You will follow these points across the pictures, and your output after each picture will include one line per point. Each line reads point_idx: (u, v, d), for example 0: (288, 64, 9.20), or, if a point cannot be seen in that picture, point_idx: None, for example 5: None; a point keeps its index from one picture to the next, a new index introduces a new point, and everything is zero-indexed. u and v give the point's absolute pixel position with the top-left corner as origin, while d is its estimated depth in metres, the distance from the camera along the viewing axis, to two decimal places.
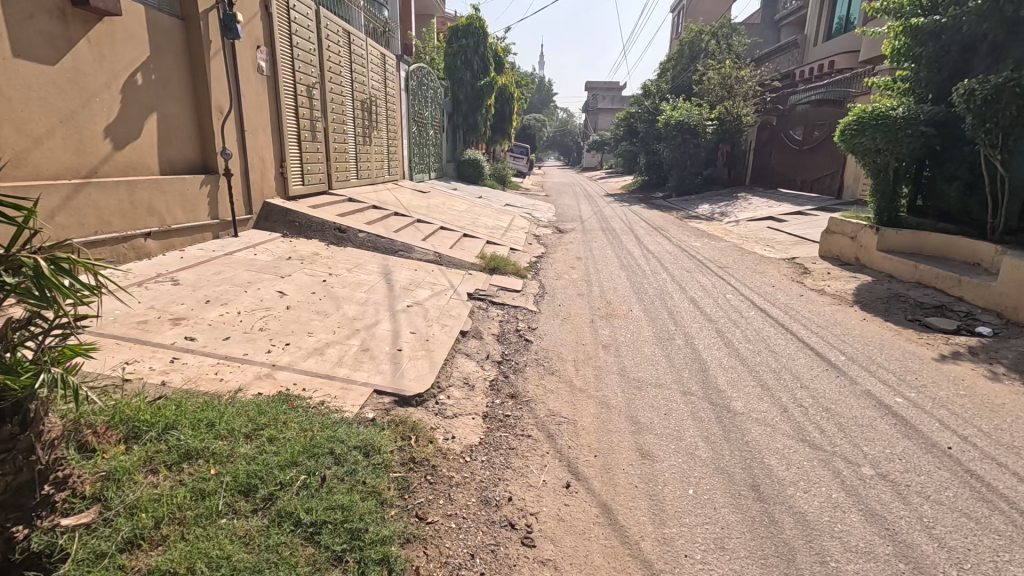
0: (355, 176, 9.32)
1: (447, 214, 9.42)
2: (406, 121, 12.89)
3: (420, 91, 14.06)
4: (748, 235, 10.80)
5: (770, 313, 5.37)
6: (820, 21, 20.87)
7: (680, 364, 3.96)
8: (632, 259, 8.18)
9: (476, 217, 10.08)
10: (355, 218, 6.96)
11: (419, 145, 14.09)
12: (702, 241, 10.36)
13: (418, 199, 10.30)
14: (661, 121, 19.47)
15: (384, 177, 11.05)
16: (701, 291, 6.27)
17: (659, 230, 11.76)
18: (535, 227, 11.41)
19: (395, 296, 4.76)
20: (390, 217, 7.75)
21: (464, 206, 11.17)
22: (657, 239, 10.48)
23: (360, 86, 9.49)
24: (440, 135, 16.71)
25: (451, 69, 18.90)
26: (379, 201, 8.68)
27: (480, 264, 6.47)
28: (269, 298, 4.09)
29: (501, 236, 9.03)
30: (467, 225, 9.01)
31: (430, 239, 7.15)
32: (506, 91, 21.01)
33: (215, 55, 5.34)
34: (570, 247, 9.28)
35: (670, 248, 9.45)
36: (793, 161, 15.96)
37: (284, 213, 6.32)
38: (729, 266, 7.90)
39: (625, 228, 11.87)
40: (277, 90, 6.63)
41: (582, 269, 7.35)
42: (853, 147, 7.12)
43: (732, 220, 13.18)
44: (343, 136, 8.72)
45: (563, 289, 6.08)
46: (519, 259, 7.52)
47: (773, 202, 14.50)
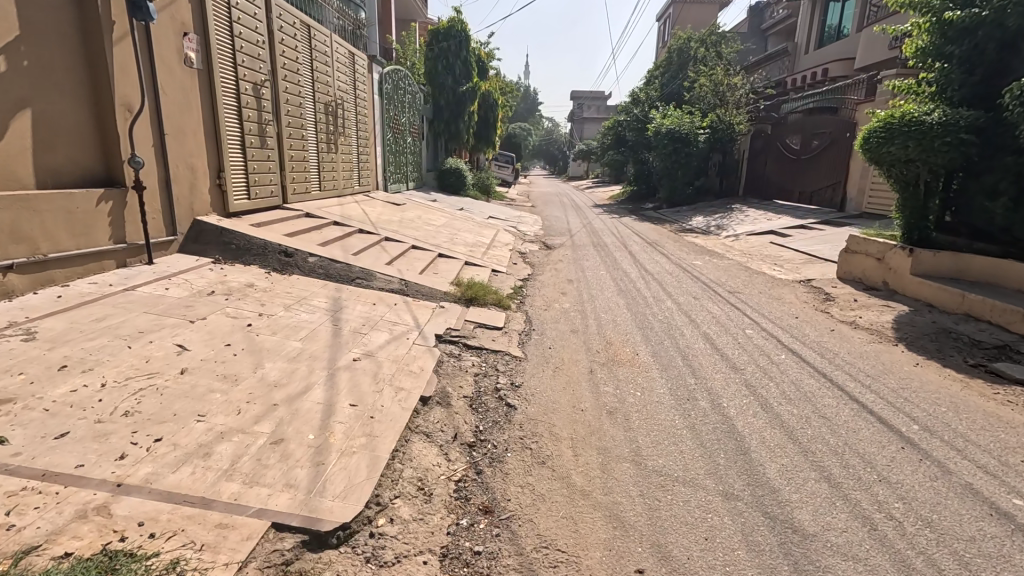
0: (317, 187, 8.29)
1: (421, 229, 8.39)
2: (380, 126, 11.89)
3: (397, 95, 13.09)
4: (751, 252, 9.95)
5: (804, 356, 4.45)
6: (811, 28, 20.33)
7: (710, 444, 2.98)
8: (630, 282, 7.25)
9: (454, 233, 9.06)
10: (308, 238, 5.90)
11: (395, 153, 13.09)
12: (703, 258, 9.47)
13: (390, 212, 9.25)
14: (651, 130, 18.74)
15: (354, 188, 10.02)
16: (716, 324, 5.33)
17: (655, 246, 10.86)
18: (521, 243, 10.43)
19: (341, 344, 3.71)
20: (352, 236, 6.71)
21: (442, 220, 10.15)
22: (654, 257, 9.57)
23: (323, 86, 8.47)
24: (419, 142, 15.72)
25: (432, 73, 17.99)
26: (343, 216, 7.64)
27: (454, 293, 5.46)
28: (160, 357, 3.02)
29: (483, 255, 8.02)
30: (443, 242, 7.99)
31: (398, 262, 6.12)
32: (489, 98, 20.18)
33: (120, 40, 4.29)
34: (560, 267, 8.31)
35: (670, 267, 8.54)
36: (790, 171, 15.22)
37: (217, 233, 5.24)
38: (740, 290, 7.00)
39: (618, 244, 10.94)
40: (212, 87, 5.57)
41: (574, 296, 6.37)
42: (879, 157, 6.30)
43: (731, 234, 12.37)
44: (301, 143, 7.68)
45: (554, 325, 5.09)
46: (502, 284, 6.52)
47: (771, 215, 13.72)
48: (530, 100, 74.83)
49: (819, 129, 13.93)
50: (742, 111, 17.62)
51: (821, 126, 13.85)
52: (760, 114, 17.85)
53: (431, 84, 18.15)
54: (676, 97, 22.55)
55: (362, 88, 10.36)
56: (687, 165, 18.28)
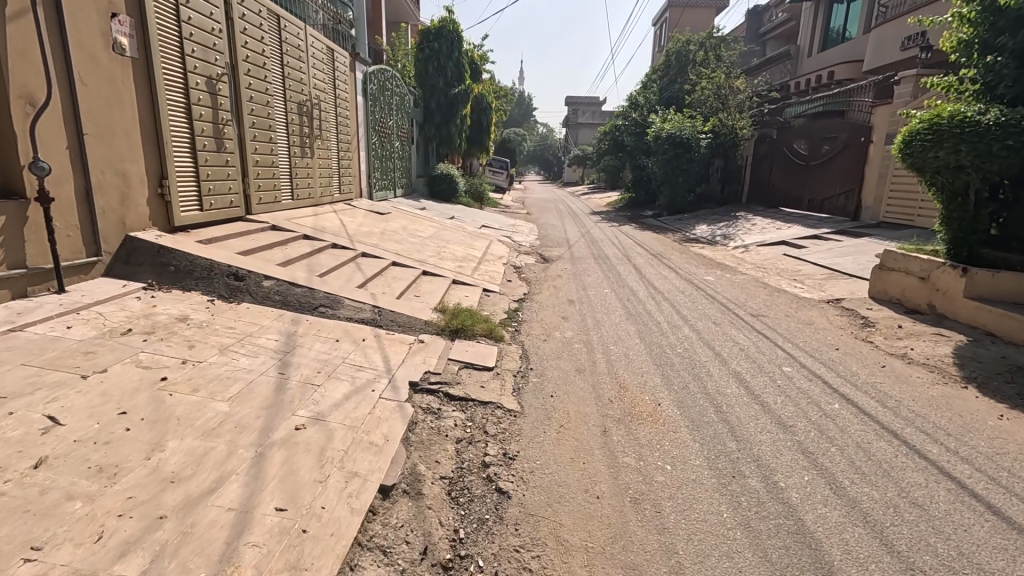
0: (289, 196, 7.46)
1: (405, 242, 7.55)
2: (364, 130, 11.08)
3: (383, 96, 12.30)
4: (766, 266, 9.18)
5: (861, 405, 3.64)
6: (814, 30, 19.70)
7: (779, 558, 2.16)
8: (638, 302, 6.45)
9: (441, 246, 8.23)
10: (267, 257, 5.05)
11: (381, 158, 12.27)
12: (714, 273, 8.67)
13: (372, 223, 8.41)
14: (650, 134, 18.03)
15: (334, 196, 9.20)
16: (745, 359, 4.52)
17: (660, 258, 10.06)
18: (516, 256, 9.60)
19: (282, 404, 2.86)
20: (323, 253, 5.86)
21: (430, 231, 9.32)
22: (661, 271, 8.78)
23: (297, 85, 7.65)
24: (408, 147, 14.90)
25: (422, 75, 17.23)
26: (316, 228, 6.81)
27: (437, 322, 4.62)
28: (13, 440, 2.17)
29: (473, 271, 7.19)
30: (428, 257, 7.15)
31: (372, 284, 5.28)
32: (482, 101, 19.40)
33: (16, 17, 3.43)
34: (558, 284, 7.49)
35: (681, 283, 7.73)
36: (798, 178, 14.48)
37: (153, 253, 4.39)
38: (764, 311, 6.20)
39: (620, 256, 10.14)
40: (151, 80, 4.73)
41: (577, 322, 5.53)
42: (924, 163, 5.54)
43: (739, 244, 11.61)
44: (269, 147, 6.85)
45: (555, 362, 4.27)
46: (494, 308, 5.69)
47: (780, 224, 12.98)
48: (525, 105, 74.24)
49: (828, 134, 13.20)
50: (745, 116, 16.93)
51: (830, 130, 13.13)
52: (764, 118, 17.16)
53: (421, 86, 17.37)
54: (676, 101, 21.82)
55: (343, 88, 9.56)
56: (689, 171, 17.55)
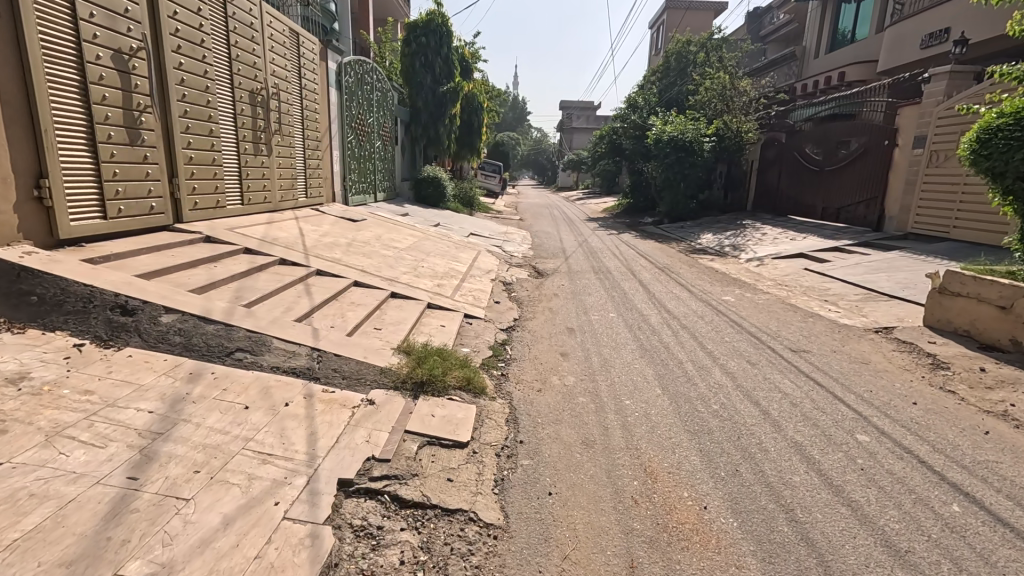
0: (235, 200, 6.29)
1: (375, 257, 6.42)
2: (339, 127, 9.98)
3: (363, 91, 11.20)
4: (788, 283, 8.13)
5: (990, 507, 2.55)
6: (821, 31, 18.83)
7: None
8: (650, 331, 5.35)
9: (419, 259, 7.10)
10: (181, 280, 3.90)
11: (359, 159, 11.13)
12: (733, 291, 7.58)
13: (339, 232, 7.27)
14: (651, 137, 17.03)
15: (298, 200, 8.07)
16: (802, 420, 3.43)
17: (667, 272, 8.98)
18: (505, 270, 8.48)
19: (105, 549, 1.72)
20: (263, 273, 4.71)
21: (409, 241, 8.19)
22: (671, 288, 7.70)
23: (249, 70, 6.53)
24: (391, 148, 13.77)
25: (408, 71, 16.16)
26: (265, 239, 5.67)
27: (398, 369, 3.49)
28: None
29: (454, 291, 6.06)
30: (401, 275, 6.01)
31: (320, 315, 4.14)
32: (473, 100, 18.33)
33: None
34: (554, 306, 6.40)
35: (697, 304, 6.64)
36: (811, 185, 13.47)
37: (9, 276, 3.14)
38: (802, 343, 5.13)
39: (622, 270, 9.04)
40: (23, 49, 3.57)
41: (578, 361, 4.42)
42: (1007, 166, 4.53)
43: (751, 256, 10.58)
44: (208, 141, 5.73)
45: (552, 431, 3.16)
46: (476, 343, 4.57)
47: (794, 234, 11.97)
48: (518, 109, 73.33)
49: (844, 136, 12.21)
50: (750, 118, 15.98)
51: (847, 132, 12.14)
52: (771, 121, 16.18)
53: (407, 83, 16.28)
54: (677, 103, 20.79)
55: (311, 78, 8.44)
56: (691, 176, 16.54)
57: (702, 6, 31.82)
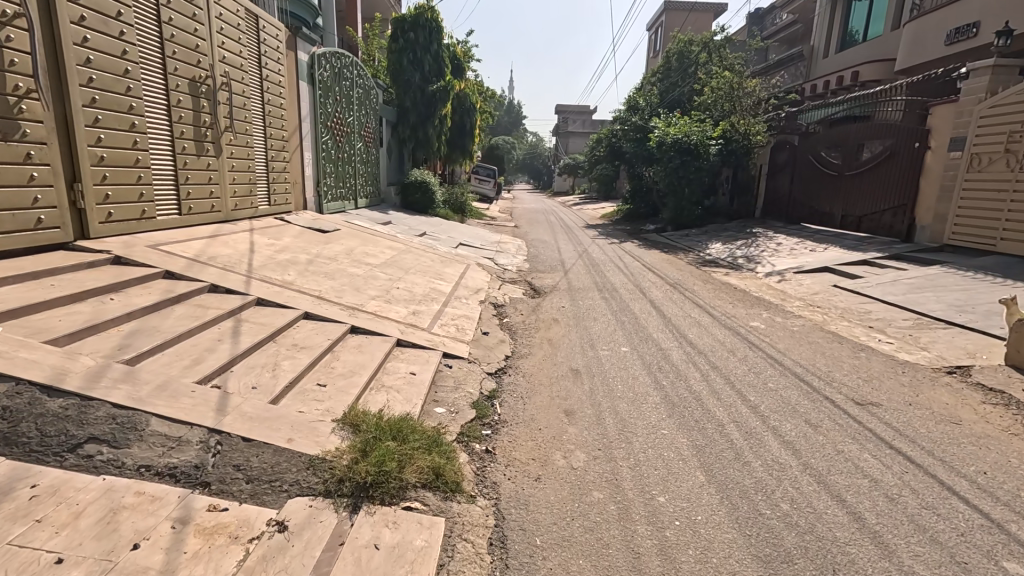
0: (167, 210, 5.20)
1: (339, 278, 5.36)
2: (311, 127, 8.93)
3: (341, 87, 10.16)
4: (819, 303, 7.13)
5: None
6: (831, 29, 17.91)
7: None
8: (673, 375, 4.32)
9: (394, 278, 6.04)
10: (44, 325, 2.82)
11: (336, 162, 10.06)
12: (760, 314, 6.55)
13: (302, 246, 6.22)
14: (654, 140, 16.07)
15: (257, 208, 6.99)
16: (914, 533, 2.39)
17: (679, 290, 7.95)
18: (498, 289, 7.43)
19: None
20: (181, 307, 3.65)
21: (386, 255, 7.13)
22: (688, 310, 6.67)
23: (189, 53, 5.45)
24: (375, 150, 12.72)
25: (396, 69, 15.14)
26: (198, 258, 4.59)
27: (338, 459, 2.43)
28: None
29: (434, 320, 5.00)
30: (368, 301, 4.95)
31: (242, 368, 3.08)
32: (466, 100, 17.33)
33: None
34: (555, 336, 5.35)
35: (724, 334, 5.60)
36: (828, 191, 12.53)
37: None
38: (865, 390, 4.10)
39: (629, 287, 8.00)
40: None
41: (588, 424, 3.37)
42: None
43: (769, 270, 9.60)
44: (129, 139, 4.64)
45: (557, 565, 2.11)
46: (454, 399, 3.52)
47: (812, 244, 10.99)
48: (513, 112, 72.50)
49: (865, 139, 11.27)
50: (759, 120, 15.06)
51: (869, 135, 11.19)
52: (781, 123, 15.23)
53: (394, 81, 15.24)
54: (679, 105, 19.84)
55: (274, 68, 7.36)
56: (696, 182, 15.56)
57: (702, 7, 30.99)
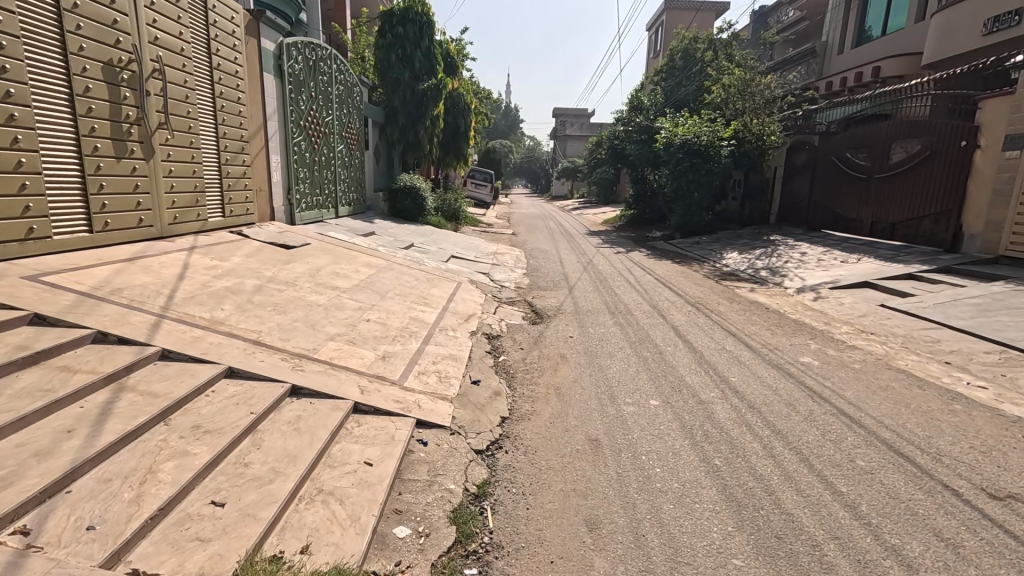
0: (70, 226, 4.08)
1: (292, 312, 4.26)
2: (280, 126, 7.84)
3: (318, 82, 9.09)
4: (870, 328, 6.06)
5: None
6: (845, 25, 16.95)
7: None
8: (725, 448, 3.22)
9: (365, 307, 4.95)
10: None
11: (312, 166, 8.96)
12: (806, 344, 5.47)
13: (254, 268, 5.12)
14: (661, 141, 15.06)
15: (206, 221, 5.88)
16: None
17: (703, 311, 6.87)
18: (493, 313, 6.34)
19: None
20: (34, 372, 2.54)
21: (360, 276, 6.02)
22: (720, 339, 5.59)
23: (101, 29, 4.33)
24: (359, 153, 11.64)
25: (383, 66, 14.11)
26: (93, 292, 3.48)
27: None
28: None
29: (410, 367, 3.91)
30: (324, 344, 3.85)
31: (87, 485, 1.97)
32: (459, 100, 16.28)
33: None
34: (562, 382, 4.25)
35: (772, 376, 4.51)
36: (853, 195, 11.49)
37: None
38: (993, 472, 2.99)
39: (644, 309, 6.91)
40: None
41: (623, 550, 2.27)
42: None
43: (798, 285, 8.54)
44: (5, 135, 3.53)
45: None
46: (425, 509, 2.42)
47: (841, 255, 9.95)
48: (510, 117, 71.60)
49: (897, 138, 10.23)
50: (774, 119, 14.04)
51: (902, 134, 10.15)
52: (797, 123, 14.20)
53: (382, 79, 14.18)
54: (684, 105, 18.82)
55: (226, 54, 6.24)
56: (706, 185, 14.53)
57: (704, 6, 30.12)
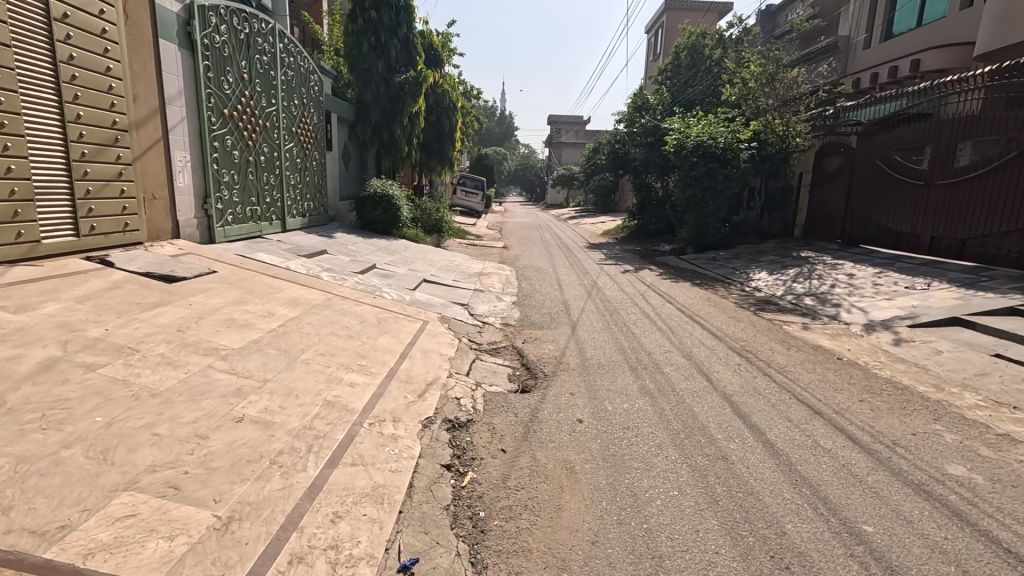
0: None
1: (78, 423, 2.32)
2: (191, 113, 5.94)
3: (254, 62, 7.22)
4: (1010, 398, 4.19)
5: None
6: (872, 15, 15.21)
7: None
8: None
9: (246, 393, 3.01)
10: None
11: (245, 167, 7.06)
12: (938, 435, 3.58)
13: (74, 326, 3.18)
14: (671, 144, 13.34)
15: (36, 243, 3.98)
16: None
17: (757, 366, 4.99)
18: (465, 375, 4.42)
19: None
20: None
21: (268, 326, 4.08)
22: (804, 425, 3.70)
23: None
24: (318, 154, 9.77)
25: (354, 56, 12.28)
26: None
27: None
28: None
29: (274, 552, 1.97)
30: (100, 507, 1.92)
31: None
32: (444, 98, 14.49)
33: None
34: (571, 546, 2.35)
35: (931, 520, 2.61)
36: (904, 205, 9.75)
37: None
38: None
39: (677, 363, 5.01)
40: None
41: None
42: None
43: (862, 321, 6.71)
44: None
45: None
46: None
47: (901, 278, 8.15)
48: (504, 124, 69.72)
49: (966, 137, 8.54)
50: (800, 117, 12.32)
51: (971, 132, 8.47)
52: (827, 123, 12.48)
53: (352, 71, 12.34)
54: (694, 105, 17.07)
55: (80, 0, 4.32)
56: (723, 194, 12.74)
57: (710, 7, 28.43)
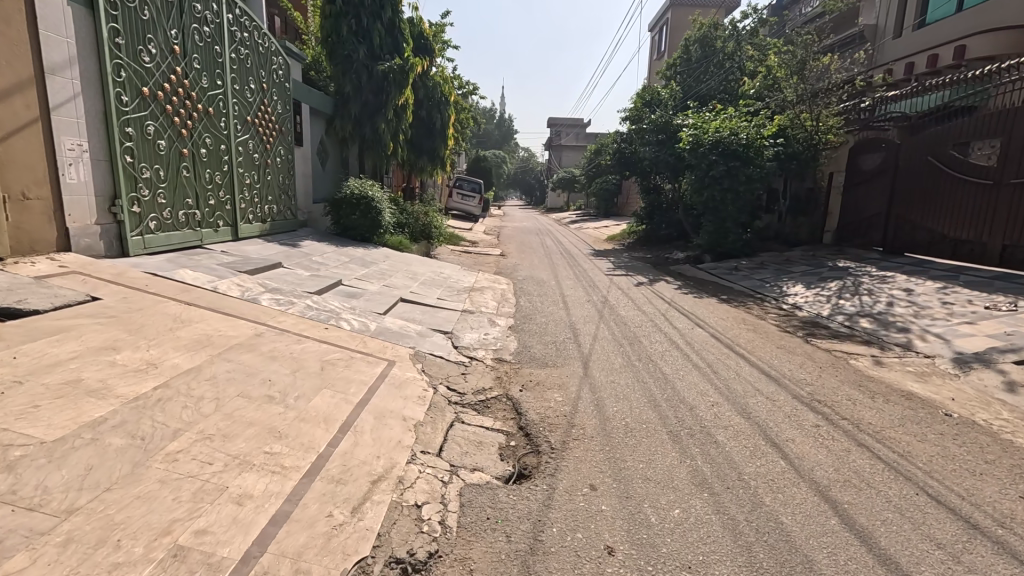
0: None
1: None
2: (91, 88, 4.59)
3: (190, 31, 5.87)
4: None
5: None
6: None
7: None
8: None
9: (2, 553, 1.62)
10: None
11: (176, 161, 5.68)
12: None
13: None
14: (687, 142, 12.02)
15: None
16: None
17: (843, 429, 3.62)
18: (435, 455, 3.03)
19: None
20: None
21: (133, 391, 2.70)
22: (967, 556, 2.32)
23: None
24: (283, 149, 8.39)
25: (332, 42, 10.93)
26: None
27: None
28: None
29: None
30: None
31: None
32: (435, 91, 13.14)
33: None
34: None
35: None
36: (964, 209, 8.41)
37: None
38: None
39: (733, 426, 3.61)
40: None
41: None
42: None
43: (947, 352, 5.34)
44: None
45: None
46: None
47: (976, 296, 6.78)
48: (503, 127, 68.50)
49: None
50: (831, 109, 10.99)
51: None
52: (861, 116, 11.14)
53: (330, 58, 10.96)
54: (707, 101, 15.71)
55: None
56: (745, 196, 11.40)
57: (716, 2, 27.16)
